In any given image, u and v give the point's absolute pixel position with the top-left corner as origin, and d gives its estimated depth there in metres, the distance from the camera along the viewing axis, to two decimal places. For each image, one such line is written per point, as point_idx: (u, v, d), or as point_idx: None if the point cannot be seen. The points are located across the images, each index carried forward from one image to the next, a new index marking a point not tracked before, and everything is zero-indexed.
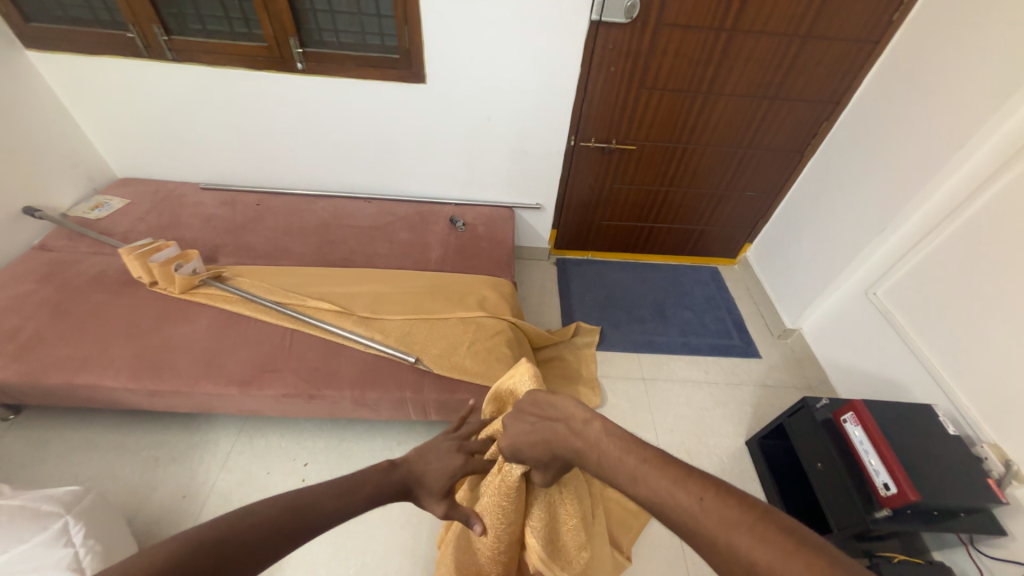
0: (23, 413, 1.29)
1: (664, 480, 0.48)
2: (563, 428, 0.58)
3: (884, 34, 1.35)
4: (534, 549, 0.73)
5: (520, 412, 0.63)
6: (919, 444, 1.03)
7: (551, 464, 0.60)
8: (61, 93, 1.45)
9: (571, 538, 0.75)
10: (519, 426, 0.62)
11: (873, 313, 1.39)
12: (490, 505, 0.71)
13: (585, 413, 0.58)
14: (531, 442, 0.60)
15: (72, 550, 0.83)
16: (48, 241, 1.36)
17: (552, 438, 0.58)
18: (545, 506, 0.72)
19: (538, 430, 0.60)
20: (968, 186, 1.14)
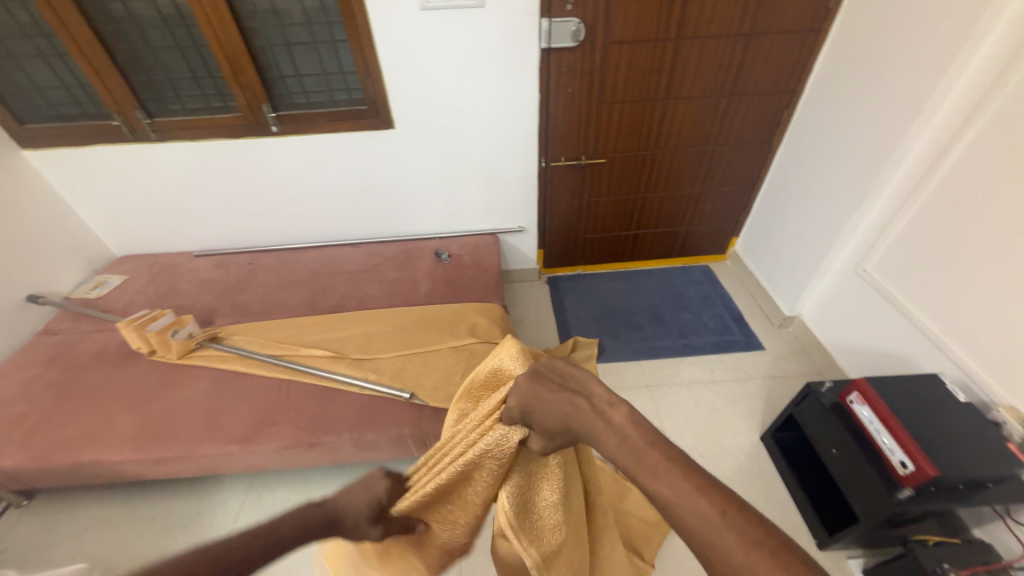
0: (36, 497, 1.31)
1: (666, 476, 0.47)
2: (579, 403, 0.56)
3: (825, 21, 1.40)
4: (503, 509, 0.66)
5: (537, 375, 0.62)
6: (933, 416, 1.00)
7: (559, 434, 0.59)
8: (57, 184, 1.54)
9: (550, 514, 0.71)
10: (533, 387, 0.60)
11: (867, 289, 1.37)
12: (455, 474, 0.68)
13: (609, 394, 0.57)
14: (547, 411, 0.58)
15: None
16: (52, 325, 1.41)
17: (571, 412, 0.56)
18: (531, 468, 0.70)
19: (558, 402, 0.58)
20: (933, 151, 1.15)
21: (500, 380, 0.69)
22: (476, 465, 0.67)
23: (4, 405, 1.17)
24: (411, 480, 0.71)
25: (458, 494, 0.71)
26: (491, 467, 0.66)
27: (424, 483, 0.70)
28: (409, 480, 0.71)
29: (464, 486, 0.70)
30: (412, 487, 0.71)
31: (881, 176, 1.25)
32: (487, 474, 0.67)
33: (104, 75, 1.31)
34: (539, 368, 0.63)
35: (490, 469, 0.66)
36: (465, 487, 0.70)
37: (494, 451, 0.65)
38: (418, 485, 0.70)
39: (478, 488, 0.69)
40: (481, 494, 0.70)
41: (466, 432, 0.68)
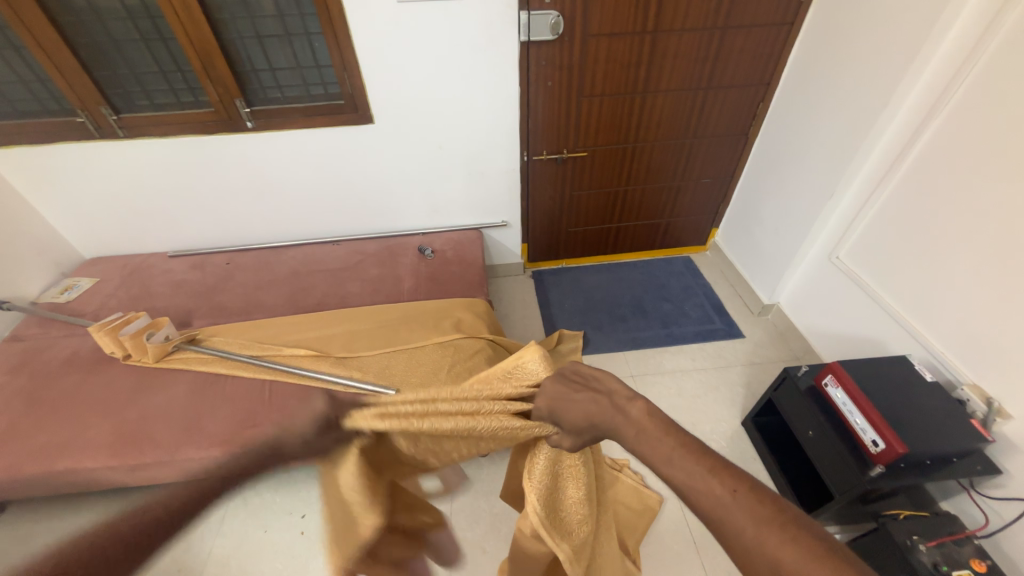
0: (9, 509, 1.27)
1: None
2: (602, 399, 0.60)
3: (797, 14, 1.42)
4: (533, 507, 0.69)
5: (562, 377, 0.67)
6: (902, 396, 1.04)
7: (586, 433, 0.62)
8: (19, 185, 1.48)
9: (574, 510, 0.76)
10: (560, 388, 0.65)
11: (840, 276, 1.41)
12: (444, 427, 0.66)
13: (627, 391, 0.60)
14: (574, 409, 0.62)
15: None
16: (19, 331, 1.36)
17: (595, 412, 0.59)
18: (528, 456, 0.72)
19: (583, 399, 0.62)
20: (901, 141, 1.19)
21: (524, 375, 0.72)
22: (469, 426, 0.66)
23: None
24: (389, 410, 0.65)
25: (422, 440, 0.70)
26: (481, 433, 0.67)
27: (404, 421, 0.65)
28: (384, 409, 0.66)
29: (435, 437, 0.69)
30: (388, 417, 0.65)
31: (852, 166, 1.29)
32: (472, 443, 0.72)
33: (65, 69, 1.25)
34: (564, 372, 0.68)
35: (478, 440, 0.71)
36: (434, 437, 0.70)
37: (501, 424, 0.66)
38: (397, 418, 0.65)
39: (448, 442, 0.70)
40: (440, 444, 0.71)
41: (480, 399, 0.67)
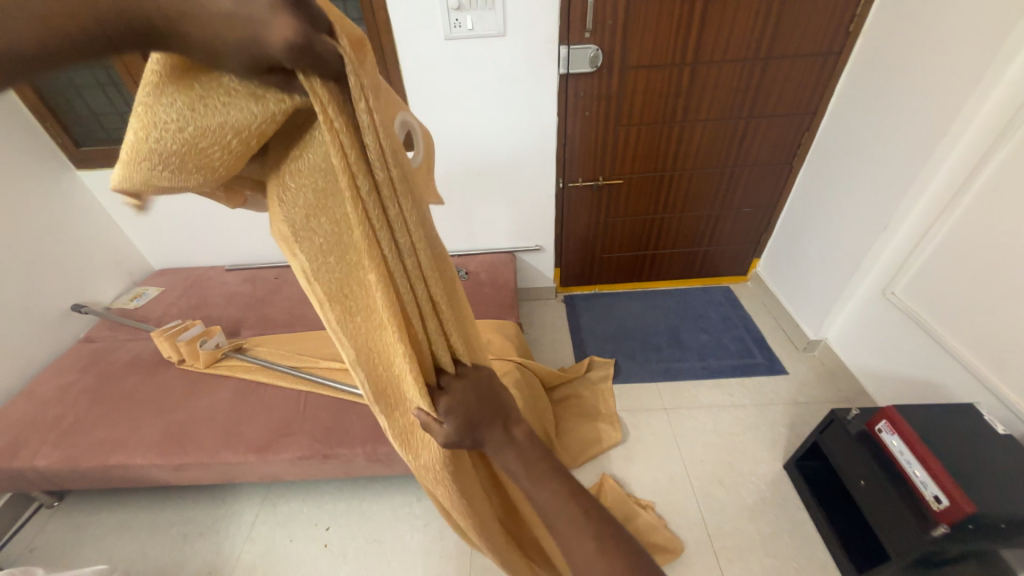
0: (67, 499, 1.37)
1: None
2: (498, 429, 0.60)
3: (845, 45, 1.40)
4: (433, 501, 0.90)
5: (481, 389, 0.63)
6: (969, 449, 0.94)
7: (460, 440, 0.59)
8: (105, 202, 1.67)
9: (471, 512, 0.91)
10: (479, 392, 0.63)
11: (896, 314, 1.32)
12: (399, 292, 0.49)
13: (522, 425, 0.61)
14: (472, 407, 0.60)
15: None
16: (92, 333, 1.50)
17: (478, 421, 0.59)
18: (343, 298, 0.49)
19: (483, 417, 0.59)
20: (963, 171, 1.12)
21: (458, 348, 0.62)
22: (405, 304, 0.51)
23: (42, 408, 1.23)
24: (406, 233, 0.44)
25: (310, 189, 0.42)
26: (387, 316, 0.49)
27: (389, 239, 0.44)
28: (405, 219, 0.43)
29: (335, 215, 0.44)
30: (395, 229, 0.43)
31: (908, 197, 1.22)
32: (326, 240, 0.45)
33: None
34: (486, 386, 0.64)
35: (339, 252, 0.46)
36: (336, 219, 0.44)
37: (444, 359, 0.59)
38: (405, 245, 0.45)
39: (319, 215, 0.44)
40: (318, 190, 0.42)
41: (437, 329, 0.55)
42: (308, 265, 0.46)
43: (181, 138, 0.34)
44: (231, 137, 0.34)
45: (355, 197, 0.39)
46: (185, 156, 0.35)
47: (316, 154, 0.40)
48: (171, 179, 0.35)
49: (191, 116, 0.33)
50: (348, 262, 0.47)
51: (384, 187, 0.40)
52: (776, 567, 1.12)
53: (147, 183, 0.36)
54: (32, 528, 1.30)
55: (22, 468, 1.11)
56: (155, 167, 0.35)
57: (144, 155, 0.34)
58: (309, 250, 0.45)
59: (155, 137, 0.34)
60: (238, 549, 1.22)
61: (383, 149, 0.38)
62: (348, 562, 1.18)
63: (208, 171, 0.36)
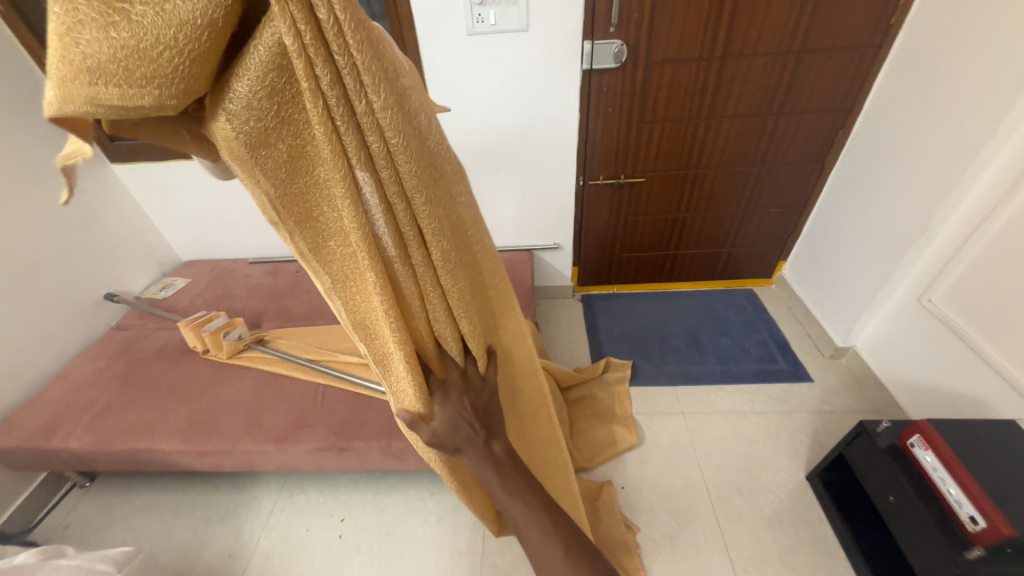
0: (98, 479, 1.43)
1: None
2: (480, 443, 0.61)
3: (885, 38, 1.33)
4: None
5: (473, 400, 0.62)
6: (1009, 468, 0.89)
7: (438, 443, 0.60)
8: (138, 195, 1.73)
9: None
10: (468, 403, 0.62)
11: (932, 323, 1.26)
12: (374, 219, 0.42)
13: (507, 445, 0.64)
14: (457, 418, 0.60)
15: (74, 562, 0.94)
16: (123, 321, 1.56)
17: (462, 434, 0.60)
18: (311, 226, 0.42)
19: (466, 431, 0.60)
20: (1010, 172, 1.05)
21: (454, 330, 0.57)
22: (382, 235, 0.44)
23: (76, 393, 1.28)
24: (382, 140, 0.36)
25: (260, 93, 0.32)
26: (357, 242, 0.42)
27: (363, 151, 0.36)
28: (381, 124, 0.35)
29: (295, 124, 0.36)
30: (369, 136, 0.35)
31: (949, 200, 1.16)
32: (286, 150, 0.37)
33: None
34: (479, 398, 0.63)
35: (304, 168, 0.38)
36: (297, 131, 0.36)
37: (449, 345, 0.57)
38: (384, 160, 0.37)
39: (275, 125, 0.35)
40: (273, 93, 0.33)
41: (425, 267, 0.48)
42: (270, 192, 0.37)
43: (124, 42, 0.27)
44: (178, 33, 0.28)
45: (315, 91, 0.31)
46: (127, 61, 0.27)
47: (269, 44, 0.30)
48: (121, 97, 0.28)
49: (127, 11, 0.27)
50: (315, 180, 0.40)
51: (353, 89, 0.32)
52: None
53: (90, 108, 0.28)
54: (66, 506, 1.37)
55: (56, 450, 1.16)
56: (98, 83, 0.27)
57: (76, 66, 0.27)
58: (269, 171, 0.36)
59: (90, 43, 0.27)
60: (256, 535, 1.25)
61: (343, 30, 0.30)
62: (362, 553, 1.19)
63: (164, 81, 0.29)
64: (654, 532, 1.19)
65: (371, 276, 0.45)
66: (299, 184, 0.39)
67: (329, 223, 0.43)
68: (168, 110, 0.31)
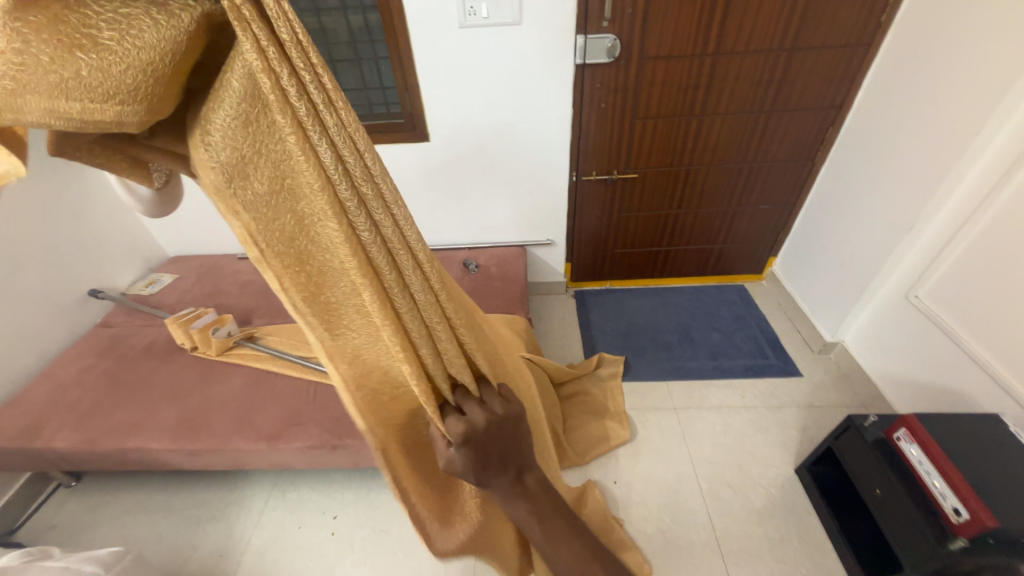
0: (84, 479, 1.40)
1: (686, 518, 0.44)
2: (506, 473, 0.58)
3: (875, 36, 1.34)
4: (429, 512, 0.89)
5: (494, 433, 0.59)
6: (992, 461, 0.91)
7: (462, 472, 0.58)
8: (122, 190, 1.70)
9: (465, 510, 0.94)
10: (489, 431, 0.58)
11: (920, 319, 1.28)
12: (363, 242, 0.41)
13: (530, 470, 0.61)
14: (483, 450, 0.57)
15: (60, 565, 0.92)
16: (109, 318, 1.53)
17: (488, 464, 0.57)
18: (302, 261, 0.43)
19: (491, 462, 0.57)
20: (995, 170, 1.07)
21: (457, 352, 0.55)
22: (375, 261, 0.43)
23: (60, 392, 1.26)
24: (357, 156, 0.37)
25: (234, 126, 0.34)
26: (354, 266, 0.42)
27: (341, 168, 0.37)
28: (354, 139, 0.36)
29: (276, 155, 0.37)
30: (345, 153, 0.36)
31: (937, 197, 1.17)
32: (263, 191, 0.38)
33: None
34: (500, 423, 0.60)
35: (285, 207, 0.39)
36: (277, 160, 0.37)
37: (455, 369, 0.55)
38: (365, 176, 0.38)
39: (252, 159, 0.36)
40: (245, 133, 0.34)
41: (422, 290, 0.47)
42: (249, 226, 0.38)
43: (92, 66, 0.27)
44: (145, 55, 0.28)
45: (284, 104, 0.32)
46: (89, 79, 0.27)
47: (240, 78, 0.32)
48: (80, 110, 0.27)
49: (95, 37, 0.27)
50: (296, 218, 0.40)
51: (325, 111, 0.34)
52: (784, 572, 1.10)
53: (44, 118, 0.28)
54: (51, 507, 1.34)
55: (40, 450, 1.13)
56: (53, 96, 0.27)
57: (32, 82, 0.27)
58: (251, 204, 0.37)
59: (51, 61, 0.26)
60: (247, 534, 1.24)
61: (303, 50, 0.32)
62: (355, 551, 1.19)
63: (128, 97, 0.28)
64: (647, 526, 1.20)
65: (370, 298, 0.44)
66: (285, 217, 0.40)
67: (313, 258, 0.44)
68: (129, 126, 0.30)
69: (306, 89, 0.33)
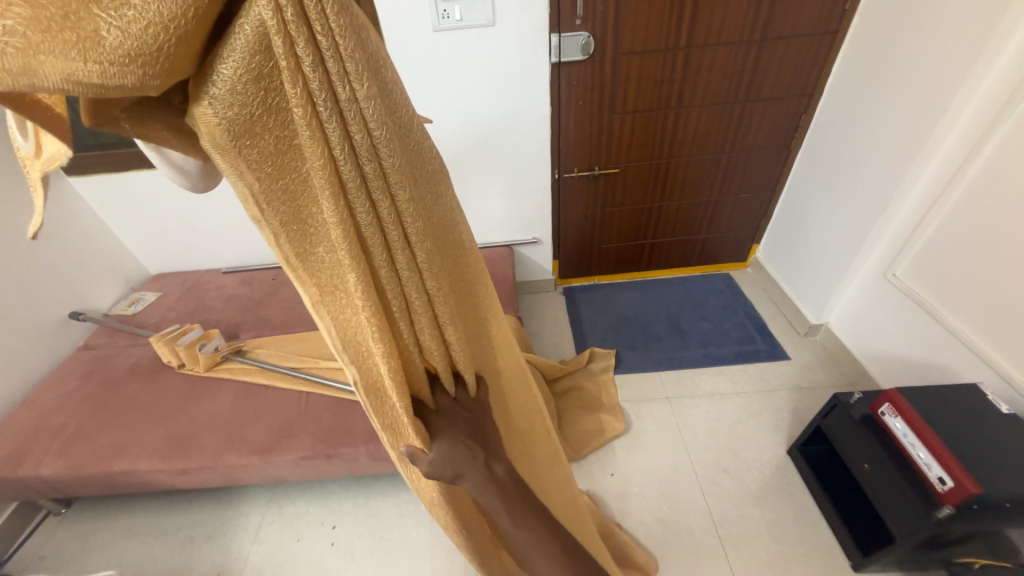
0: (74, 506, 1.38)
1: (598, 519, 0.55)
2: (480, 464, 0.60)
3: (841, 24, 1.37)
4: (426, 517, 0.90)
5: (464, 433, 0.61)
6: (973, 431, 0.93)
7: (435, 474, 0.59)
8: (99, 209, 1.67)
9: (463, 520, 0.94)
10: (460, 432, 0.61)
11: (899, 297, 1.31)
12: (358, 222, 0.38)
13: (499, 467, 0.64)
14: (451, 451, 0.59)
15: None
16: (91, 340, 1.50)
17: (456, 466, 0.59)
18: (301, 232, 0.38)
19: (462, 453, 0.59)
20: (962, 148, 1.10)
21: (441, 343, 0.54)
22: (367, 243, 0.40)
23: (44, 418, 1.23)
24: (367, 134, 0.34)
25: (243, 79, 0.29)
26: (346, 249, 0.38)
27: (347, 144, 0.34)
28: (366, 116, 0.33)
29: (282, 118, 0.33)
30: (354, 130, 0.33)
31: (908, 178, 1.20)
32: (262, 153, 0.33)
33: None
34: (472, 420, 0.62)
35: (283, 170, 0.35)
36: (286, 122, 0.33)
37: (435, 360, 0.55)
38: (370, 155, 0.35)
39: (260, 113, 0.31)
40: (251, 87, 0.30)
41: (410, 271, 0.44)
42: (255, 185, 0.33)
43: (112, 27, 0.24)
44: (164, 10, 0.25)
45: (295, 72, 0.29)
46: (107, 42, 0.24)
47: (254, 29, 0.28)
48: (100, 74, 0.24)
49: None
50: (296, 183, 0.36)
51: (339, 81, 0.31)
52: (782, 553, 1.12)
53: (60, 84, 0.24)
54: (41, 536, 1.31)
55: (26, 478, 1.11)
56: (71, 58, 0.24)
57: (46, 44, 0.23)
58: (255, 163, 0.33)
59: (65, 20, 0.23)
60: (245, 550, 1.23)
61: (326, 12, 0.28)
62: (355, 560, 1.18)
63: (148, 60, 0.25)
64: (646, 517, 1.21)
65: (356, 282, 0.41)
66: (286, 181, 0.35)
67: (311, 230, 0.39)
68: (147, 89, 0.27)
69: (325, 59, 0.30)
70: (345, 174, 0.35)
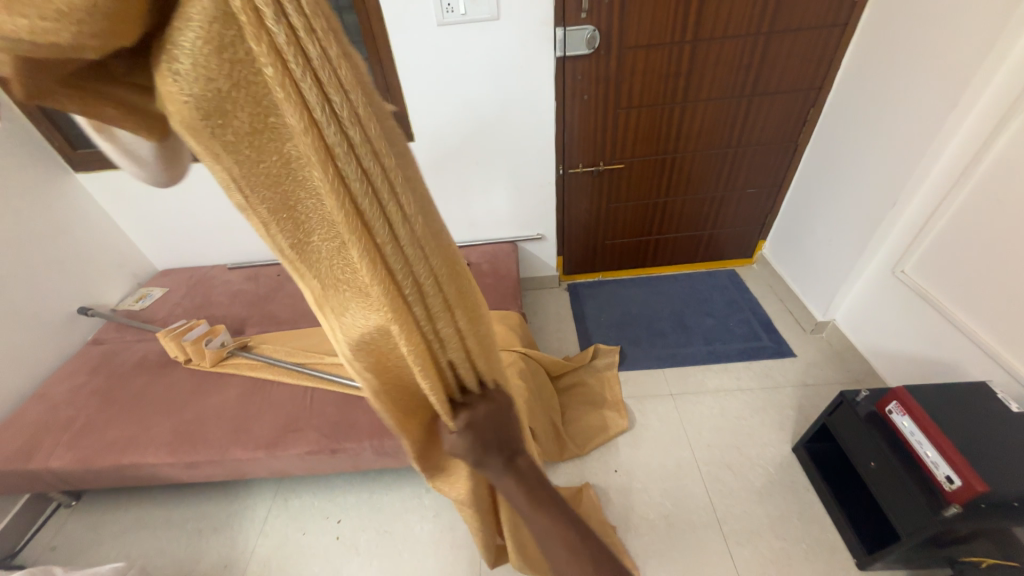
0: (84, 497, 1.40)
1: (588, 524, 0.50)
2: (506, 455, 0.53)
3: (851, 16, 1.35)
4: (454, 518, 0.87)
5: (495, 418, 0.56)
6: (981, 429, 0.92)
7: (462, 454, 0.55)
8: (106, 205, 1.68)
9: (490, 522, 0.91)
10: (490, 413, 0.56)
11: (907, 293, 1.29)
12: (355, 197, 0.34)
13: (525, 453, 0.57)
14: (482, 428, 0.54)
15: None
16: (100, 335, 1.52)
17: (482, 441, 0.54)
18: (291, 219, 0.36)
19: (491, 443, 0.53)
20: (974, 143, 1.08)
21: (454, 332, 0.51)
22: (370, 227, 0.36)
23: (54, 411, 1.25)
24: (346, 95, 0.30)
25: (205, 51, 0.26)
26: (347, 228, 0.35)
27: (329, 108, 0.30)
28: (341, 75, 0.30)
29: (255, 92, 0.29)
30: (333, 92, 0.29)
31: (917, 173, 1.18)
32: (236, 133, 0.30)
33: None
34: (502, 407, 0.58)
35: (262, 150, 0.32)
36: (258, 98, 0.29)
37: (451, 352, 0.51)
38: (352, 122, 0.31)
39: (229, 90, 0.28)
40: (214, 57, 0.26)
41: (415, 250, 0.40)
42: (237, 168, 0.31)
43: None
44: None
45: (256, 30, 0.25)
46: None
47: None
48: (30, 33, 0.19)
49: None
50: (278, 166, 0.33)
51: (306, 34, 0.27)
52: (785, 550, 1.12)
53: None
54: (52, 527, 1.34)
55: (36, 470, 1.12)
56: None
57: None
58: (231, 146, 0.30)
59: None
60: (251, 542, 1.24)
61: None
62: (360, 553, 1.20)
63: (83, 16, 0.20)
64: (649, 513, 1.22)
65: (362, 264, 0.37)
66: (268, 164, 0.33)
67: (300, 214, 0.37)
68: (88, 52, 0.22)
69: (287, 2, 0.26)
70: (333, 141, 0.31)
